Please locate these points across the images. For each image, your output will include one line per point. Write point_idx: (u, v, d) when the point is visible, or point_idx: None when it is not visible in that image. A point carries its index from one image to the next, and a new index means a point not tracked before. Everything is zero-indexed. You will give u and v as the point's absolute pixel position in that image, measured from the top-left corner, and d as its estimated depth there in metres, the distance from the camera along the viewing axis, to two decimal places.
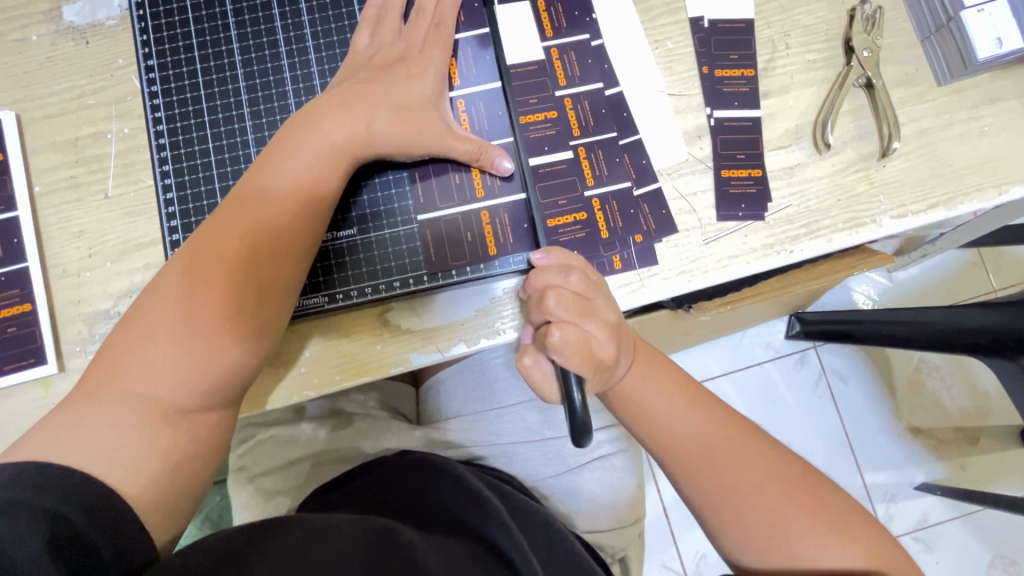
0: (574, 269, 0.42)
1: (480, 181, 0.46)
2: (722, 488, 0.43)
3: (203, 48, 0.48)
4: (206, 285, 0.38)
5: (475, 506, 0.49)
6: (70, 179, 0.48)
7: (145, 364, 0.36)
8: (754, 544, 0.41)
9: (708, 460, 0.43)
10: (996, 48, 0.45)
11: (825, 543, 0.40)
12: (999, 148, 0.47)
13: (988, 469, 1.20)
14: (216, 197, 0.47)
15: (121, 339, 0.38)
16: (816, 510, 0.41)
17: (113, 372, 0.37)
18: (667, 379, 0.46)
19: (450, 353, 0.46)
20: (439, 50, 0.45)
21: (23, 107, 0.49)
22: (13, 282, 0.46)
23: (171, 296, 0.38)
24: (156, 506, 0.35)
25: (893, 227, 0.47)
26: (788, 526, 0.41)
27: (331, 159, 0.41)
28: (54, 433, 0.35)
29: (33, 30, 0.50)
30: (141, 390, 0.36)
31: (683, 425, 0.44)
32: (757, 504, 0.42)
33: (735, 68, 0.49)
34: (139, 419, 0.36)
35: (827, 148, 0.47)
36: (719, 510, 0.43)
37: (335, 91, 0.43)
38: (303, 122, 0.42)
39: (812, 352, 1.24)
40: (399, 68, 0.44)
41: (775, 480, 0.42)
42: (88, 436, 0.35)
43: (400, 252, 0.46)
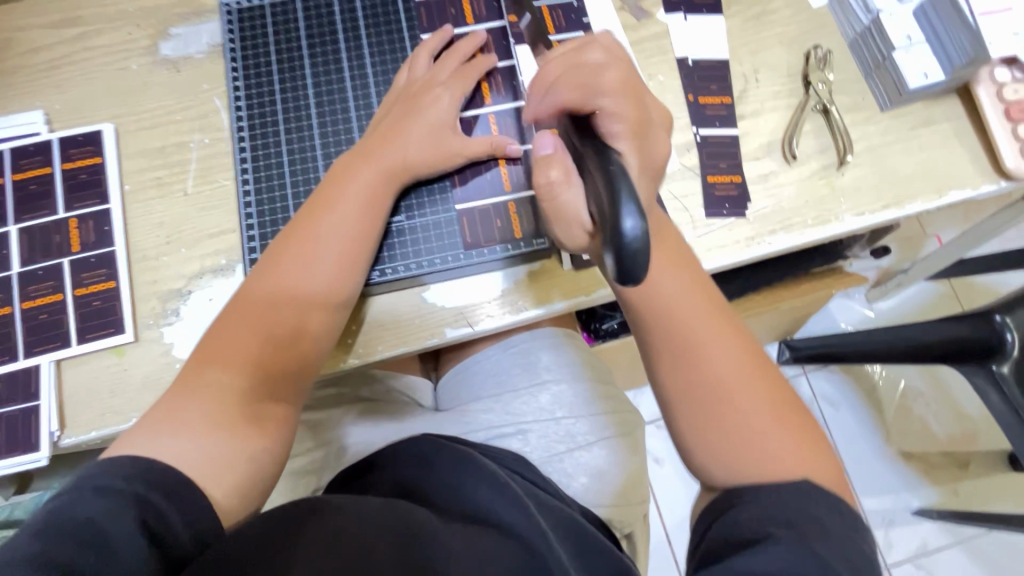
0: (596, 43, 0.47)
1: (508, 179, 0.55)
2: (700, 371, 0.43)
3: (281, 74, 0.58)
4: (281, 298, 0.47)
5: (503, 499, 0.50)
6: (155, 179, 0.56)
7: (229, 362, 0.44)
8: (715, 436, 0.42)
9: (693, 340, 0.44)
10: (923, 79, 0.56)
11: (785, 449, 0.41)
12: (936, 160, 0.57)
13: (982, 493, 1.23)
14: (287, 192, 0.55)
15: (209, 352, 0.45)
16: (785, 419, 0.43)
17: (202, 372, 0.44)
18: (672, 257, 0.47)
19: (478, 326, 0.53)
20: (460, 84, 0.55)
21: (120, 121, 0.58)
22: (101, 263, 0.53)
23: (255, 308, 0.46)
24: (236, 491, 0.41)
25: (853, 223, 0.56)
26: (751, 425, 0.42)
27: (380, 187, 0.51)
28: (154, 432, 0.41)
29: (134, 61, 0.60)
30: (226, 386, 0.43)
31: (678, 302, 0.45)
32: (731, 399, 0.43)
33: (715, 97, 0.59)
34: (221, 406, 0.42)
35: (794, 159, 0.57)
36: (689, 392, 0.43)
37: (379, 131, 0.53)
38: (356, 161, 0.51)
39: (802, 379, 1.30)
40: (424, 101, 0.53)
41: (754, 389, 0.43)
42: (184, 429, 0.41)
43: (441, 235, 0.54)
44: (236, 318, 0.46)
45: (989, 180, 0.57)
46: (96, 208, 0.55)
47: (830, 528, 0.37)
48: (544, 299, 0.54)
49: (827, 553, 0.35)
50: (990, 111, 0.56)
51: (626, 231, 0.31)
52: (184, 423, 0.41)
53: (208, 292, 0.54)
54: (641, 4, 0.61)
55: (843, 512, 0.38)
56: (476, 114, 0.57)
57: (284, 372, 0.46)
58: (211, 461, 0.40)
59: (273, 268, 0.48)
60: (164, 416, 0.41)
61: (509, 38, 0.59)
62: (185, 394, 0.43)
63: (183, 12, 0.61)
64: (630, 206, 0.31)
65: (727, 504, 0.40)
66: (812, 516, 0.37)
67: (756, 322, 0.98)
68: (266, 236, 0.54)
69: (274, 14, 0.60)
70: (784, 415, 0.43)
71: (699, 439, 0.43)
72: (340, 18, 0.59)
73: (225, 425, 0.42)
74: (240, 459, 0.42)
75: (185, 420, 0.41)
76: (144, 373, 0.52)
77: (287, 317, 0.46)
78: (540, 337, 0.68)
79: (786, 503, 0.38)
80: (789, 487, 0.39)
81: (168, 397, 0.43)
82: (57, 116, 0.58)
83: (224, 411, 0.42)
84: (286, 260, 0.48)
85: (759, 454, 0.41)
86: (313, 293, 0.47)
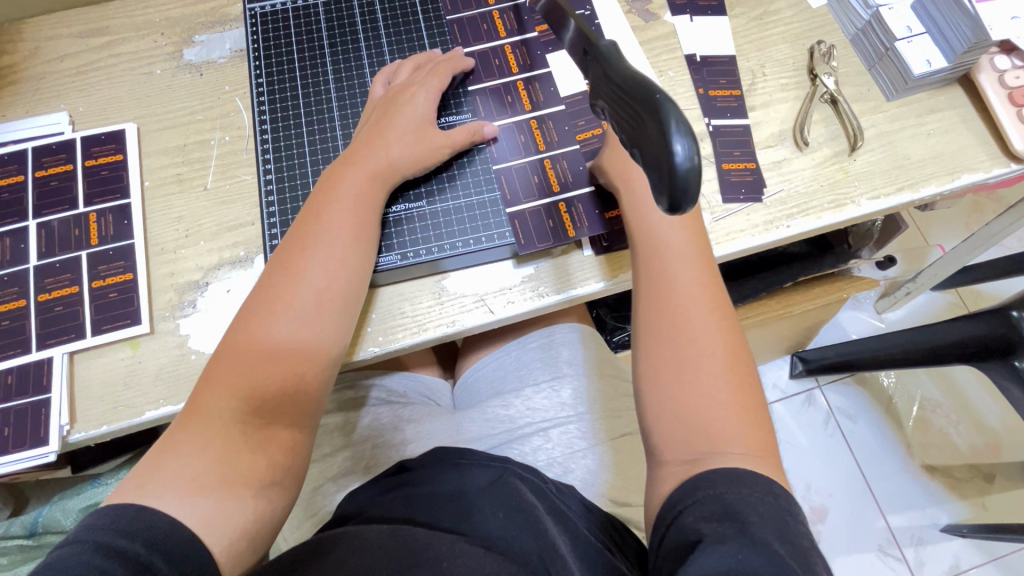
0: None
1: (555, 180, 0.56)
2: (675, 333, 0.47)
3: (303, 71, 0.59)
4: (268, 312, 0.46)
5: (510, 518, 0.50)
6: (176, 176, 0.57)
7: (220, 386, 0.44)
8: (675, 409, 0.46)
9: (679, 308, 0.48)
10: (927, 66, 0.57)
11: (736, 440, 0.44)
12: (946, 145, 0.58)
13: (1011, 507, 1.18)
14: (308, 180, 0.55)
15: (201, 380, 0.45)
16: (744, 406, 0.46)
17: (196, 405, 0.44)
18: (703, 273, 0.50)
19: (499, 314, 0.53)
20: (435, 82, 0.55)
21: (142, 122, 0.59)
22: (119, 256, 0.53)
23: (247, 326, 0.46)
24: (253, 503, 0.43)
25: (869, 207, 0.56)
26: (704, 393, 0.45)
27: (370, 194, 0.50)
28: (155, 465, 0.42)
29: (158, 66, 0.61)
30: (220, 416, 0.43)
31: (691, 311, 0.48)
32: (703, 377, 0.46)
33: (725, 90, 0.61)
34: (222, 441, 0.43)
35: (806, 146, 0.58)
36: (665, 374, 0.47)
37: (362, 135, 0.53)
38: (343, 165, 0.51)
39: (817, 392, 1.27)
40: (402, 104, 0.53)
41: (726, 382, 0.46)
42: (187, 466, 0.41)
43: (462, 220, 0.54)
44: (224, 350, 0.45)
45: (999, 163, 0.58)
46: (116, 203, 0.55)
47: (764, 515, 0.38)
48: (560, 286, 0.54)
49: (772, 541, 0.36)
50: (993, 95, 0.58)
51: (676, 144, 0.29)
52: (188, 452, 0.42)
53: (226, 283, 0.53)
54: (648, 7, 0.63)
55: (775, 495, 0.40)
56: (517, 121, 0.57)
57: (280, 400, 0.45)
58: (219, 507, 0.41)
59: (258, 285, 0.47)
60: (168, 460, 0.42)
61: (540, 49, 0.60)
62: (187, 435, 0.43)
63: (207, 21, 0.63)
64: (674, 118, 0.30)
65: (680, 505, 0.41)
66: (748, 505, 0.39)
67: (769, 329, 0.97)
68: (288, 222, 0.54)
69: (296, 15, 0.61)
70: (754, 434, 0.45)
71: (664, 416, 0.46)
72: (360, 19, 0.61)
73: (232, 463, 0.42)
74: (247, 493, 0.42)
75: (190, 461, 0.42)
76: (160, 365, 0.51)
77: (277, 328, 0.45)
78: (559, 332, 0.67)
79: (723, 497, 0.40)
80: (726, 473, 0.41)
81: (166, 433, 0.43)
82: (81, 118, 0.59)
83: (226, 442, 0.43)
84: (273, 275, 0.47)
85: (704, 421, 0.45)
86: (299, 304, 0.46)
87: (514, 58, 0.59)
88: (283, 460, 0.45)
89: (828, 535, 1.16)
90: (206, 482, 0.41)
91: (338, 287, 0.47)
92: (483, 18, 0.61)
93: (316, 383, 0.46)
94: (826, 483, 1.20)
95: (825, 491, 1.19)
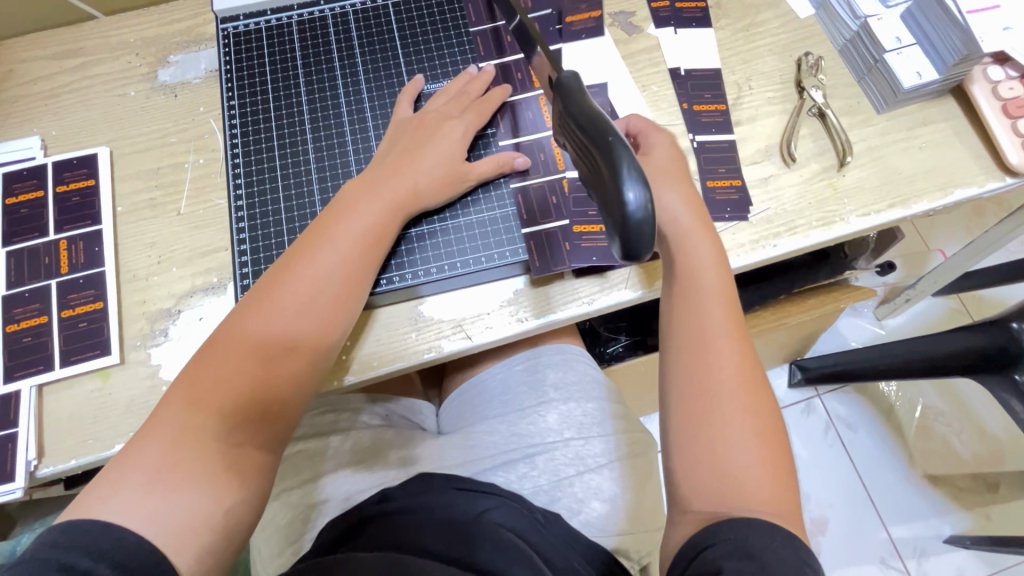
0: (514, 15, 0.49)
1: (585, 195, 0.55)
2: (707, 380, 0.45)
3: (276, 92, 0.58)
4: (268, 338, 0.44)
5: (501, 553, 0.49)
6: (149, 201, 0.56)
7: (215, 403, 0.42)
8: (702, 458, 0.43)
9: (710, 351, 0.46)
10: (917, 78, 0.55)
11: (764, 494, 0.42)
12: (938, 159, 0.56)
13: (1015, 517, 1.16)
14: (279, 204, 0.54)
15: (183, 396, 0.42)
16: (771, 459, 0.43)
17: (181, 425, 0.41)
18: (732, 319, 0.47)
19: (477, 339, 0.52)
20: (473, 117, 0.55)
21: (115, 145, 0.58)
22: (90, 284, 0.52)
23: (243, 354, 0.44)
24: (220, 526, 0.41)
25: (858, 224, 0.55)
26: (731, 443, 0.43)
27: (387, 222, 0.49)
28: (118, 480, 0.39)
29: (132, 87, 0.60)
30: (197, 435, 0.41)
31: (722, 359, 0.46)
32: (733, 428, 0.44)
33: (709, 104, 0.59)
34: (195, 460, 0.41)
35: (793, 161, 0.57)
36: (693, 420, 0.44)
37: (385, 160, 0.51)
38: (366, 189, 0.49)
39: (816, 401, 1.25)
40: (435, 132, 0.53)
41: (756, 435, 0.44)
42: (153, 484, 0.39)
43: (459, 242, 0.54)
44: (208, 366, 0.43)
45: (993, 177, 0.56)
46: (88, 229, 0.54)
47: (786, 562, 0.37)
48: (541, 310, 0.53)
49: None
50: (987, 107, 0.56)
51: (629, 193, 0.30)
52: (157, 469, 0.40)
53: (198, 311, 0.52)
54: (631, 20, 0.62)
55: (799, 549, 0.38)
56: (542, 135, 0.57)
57: (257, 426, 0.44)
58: (187, 522, 0.39)
59: (260, 299, 0.45)
60: (132, 473, 0.40)
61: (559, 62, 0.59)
62: (158, 451, 0.40)
63: (182, 40, 0.62)
64: (626, 164, 0.30)
65: (703, 544, 0.40)
66: (776, 554, 0.38)
67: (764, 341, 0.96)
68: (258, 248, 0.53)
69: (269, 35, 0.60)
70: (782, 488, 0.43)
71: (688, 464, 0.44)
72: (335, 37, 0.60)
73: (200, 482, 0.40)
74: (219, 512, 0.41)
75: (158, 479, 0.40)
76: (130, 396, 0.49)
77: (282, 352, 0.44)
78: (546, 353, 0.66)
79: (748, 540, 0.38)
80: (755, 521, 0.40)
81: (139, 436, 0.41)
82: (54, 142, 0.58)
83: (210, 460, 0.41)
84: (277, 289, 0.45)
85: (732, 472, 0.42)
86: (304, 335, 0.45)
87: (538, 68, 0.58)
88: (255, 483, 0.43)
89: (828, 547, 1.14)
90: (179, 498, 0.39)
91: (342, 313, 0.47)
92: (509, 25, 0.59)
93: (292, 411, 0.45)
94: (826, 495, 1.18)
95: (825, 502, 1.17)
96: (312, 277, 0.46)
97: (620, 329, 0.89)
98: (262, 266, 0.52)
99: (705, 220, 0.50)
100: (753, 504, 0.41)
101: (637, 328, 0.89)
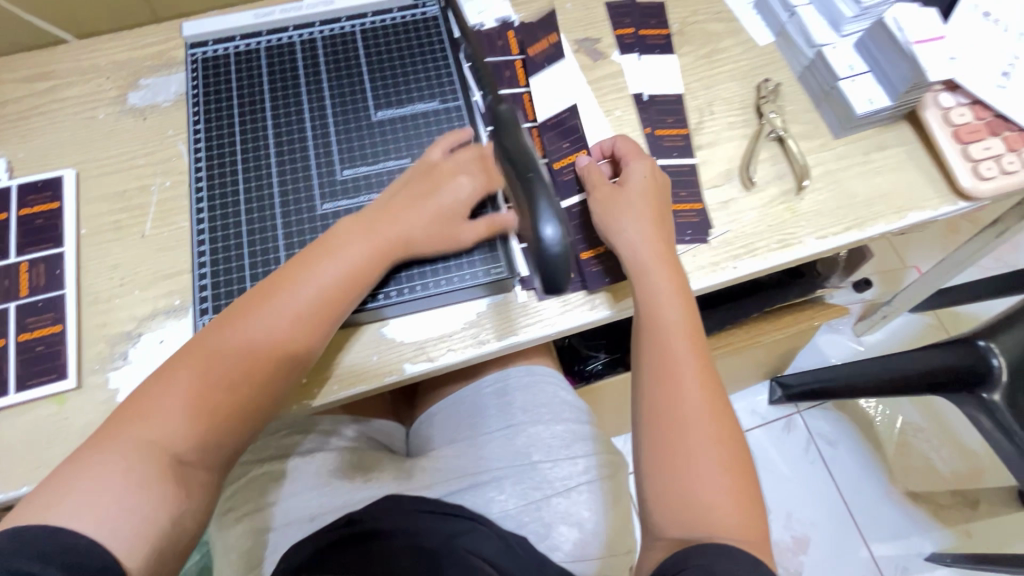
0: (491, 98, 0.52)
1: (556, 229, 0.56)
2: (673, 413, 0.45)
3: (242, 117, 0.58)
4: (241, 366, 0.44)
5: None
6: (113, 223, 0.56)
7: (175, 420, 0.42)
8: (670, 485, 0.44)
9: (678, 378, 0.46)
10: (870, 105, 0.57)
11: (730, 520, 0.42)
12: (893, 183, 0.58)
13: (995, 534, 1.16)
14: (241, 228, 0.54)
15: (141, 411, 0.42)
16: (737, 489, 0.43)
17: (134, 438, 0.40)
18: (697, 347, 0.48)
19: (439, 361, 0.52)
20: (484, 181, 0.52)
21: (82, 168, 0.58)
22: (49, 307, 0.52)
23: (211, 378, 0.43)
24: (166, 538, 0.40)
25: (816, 246, 0.56)
26: (699, 474, 0.43)
27: (375, 262, 0.49)
28: (62, 488, 0.38)
29: (101, 111, 0.61)
30: (151, 450, 0.40)
31: (688, 386, 0.46)
32: (700, 454, 0.44)
33: (672, 129, 0.60)
34: (143, 472, 0.40)
35: (753, 185, 0.58)
36: (661, 446, 0.45)
37: (384, 199, 0.51)
38: (360, 227, 0.49)
39: (796, 418, 1.25)
40: (444, 187, 0.51)
41: (722, 462, 0.44)
42: (96, 493, 0.38)
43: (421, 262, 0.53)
44: (173, 387, 0.43)
45: (947, 201, 0.57)
46: (49, 252, 0.54)
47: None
48: (503, 331, 0.53)
49: None
50: (939, 132, 0.57)
51: (545, 232, 0.41)
52: (104, 476, 0.39)
53: (160, 334, 0.52)
54: (597, 47, 0.64)
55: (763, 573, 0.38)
56: None
57: (212, 447, 0.43)
58: (135, 531, 0.38)
59: (235, 325, 0.45)
60: (79, 482, 0.38)
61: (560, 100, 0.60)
62: (106, 460, 0.39)
63: (153, 64, 0.63)
64: (544, 210, 0.41)
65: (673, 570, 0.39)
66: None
67: (740, 360, 0.96)
68: (218, 271, 0.53)
69: (237, 60, 0.61)
70: (750, 514, 0.43)
71: (657, 490, 0.44)
72: (302, 63, 0.61)
73: (147, 494, 0.39)
74: (165, 524, 0.40)
75: (104, 487, 0.38)
76: (86, 421, 0.49)
77: (248, 381, 0.44)
78: (513, 375, 0.66)
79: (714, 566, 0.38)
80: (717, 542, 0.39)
81: (95, 446, 0.40)
82: (20, 164, 0.58)
83: (160, 472, 0.40)
84: (258, 317, 0.45)
85: (699, 499, 0.43)
86: (274, 365, 0.45)
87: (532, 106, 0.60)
88: (203, 500, 0.43)
89: (811, 566, 1.14)
90: (135, 508, 0.39)
91: (311, 349, 0.47)
92: (506, 65, 0.62)
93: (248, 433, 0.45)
94: (808, 512, 1.18)
95: (807, 520, 1.17)
96: (292, 311, 0.46)
97: (600, 346, 0.89)
98: (221, 290, 0.52)
99: (670, 254, 0.51)
100: (721, 530, 0.42)
101: (615, 345, 0.89)
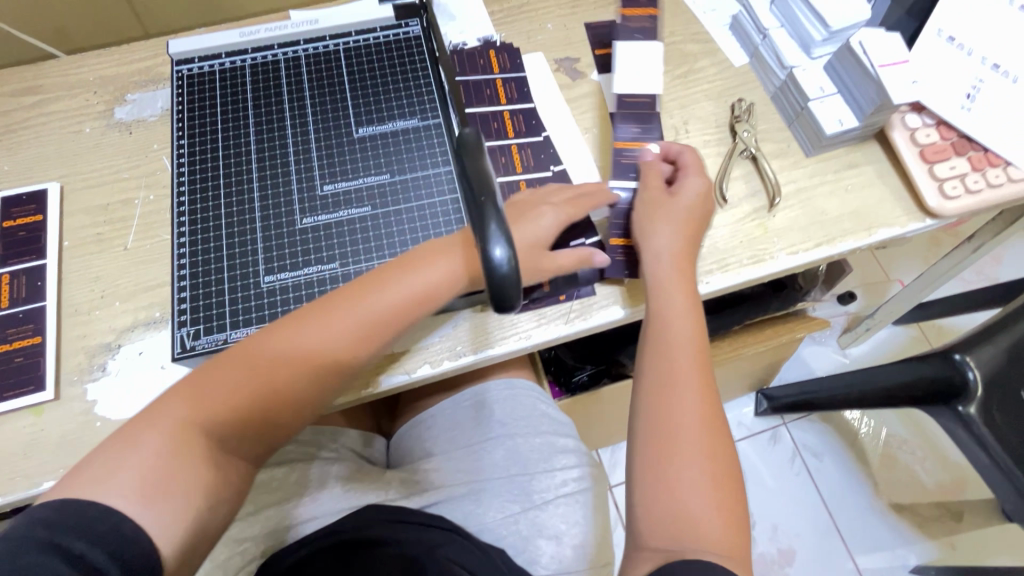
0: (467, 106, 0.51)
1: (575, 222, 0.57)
2: (671, 422, 0.46)
3: (225, 132, 0.59)
4: (293, 373, 0.42)
5: None
6: (96, 236, 0.56)
7: (219, 410, 0.40)
8: (658, 493, 0.44)
9: (678, 387, 0.47)
10: (839, 125, 0.58)
11: (713, 534, 0.42)
12: (862, 201, 0.59)
13: (978, 547, 1.16)
14: (221, 241, 0.55)
15: (197, 395, 0.40)
16: (724, 504, 0.43)
17: (187, 421, 0.39)
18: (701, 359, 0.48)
19: (415, 374, 0.53)
20: (569, 210, 0.52)
21: (67, 181, 0.59)
22: (30, 318, 0.53)
23: (266, 377, 0.42)
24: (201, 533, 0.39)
25: (787, 261, 0.57)
26: (686, 484, 0.44)
27: (445, 288, 0.46)
28: (109, 463, 0.37)
29: (88, 125, 0.62)
30: (200, 437, 0.39)
31: (687, 397, 0.47)
32: (690, 465, 0.44)
33: (652, 138, 0.60)
34: (192, 456, 0.39)
35: (726, 202, 0.59)
36: (654, 453, 0.45)
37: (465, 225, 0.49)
38: (437, 250, 0.46)
39: (782, 430, 1.26)
40: (529, 214, 0.50)
41: (712, 475, 0.44)
42: (143, 474, 0.37)
43: None
44: (234, 379, 0.41)
45: (915, 218, 0.59)
46: (31, 264, 0.55)
47: None
48: (478, 345, 0.54)
49: None
50: (906, 152, 0.59)
51: (495, 250, 0.36)
52: (149, 457, 0.38)
53: (139, 346, 0.53)
54: (576, 66, 0.65)
55: None
56: (507, 180, 0.59)
57: (244, 439, 0.42)
58: (178, 517, 0.37)
59: (290, 328, 0.44)
60: (124, 459, 0.37)
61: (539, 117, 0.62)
62: (156, 441, 0.38)
63: (140, 80, 0.64)
64: (494, 226, 0.37)
65: None
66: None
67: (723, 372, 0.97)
68: (197, 283, 0.53)
69: (222, 77, 0.62)
70: (732, 530, 0.43)
71: (646, 497, 0.44)
72: (286, 80, 0.62)
73: (187, 480, 0.38)
74: (208, 511, 0.39)
75: (156, 467, 0.38)
76: (62, 432, 0.49)
77: (293, 389, 0.42)
78: (492, 388, 0.66)
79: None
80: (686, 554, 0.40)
81: (150, 420, 0.39)
82: (6, 177, 0.59)
83: (207, 461, 0.39)
84: (317, 325, 0.43)
85: (684, 510, 0.43)
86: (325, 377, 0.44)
87: (511, 123, 0.61)
88: (237, 492, 0.42)
89: None
90: (184, 492, 0.38)
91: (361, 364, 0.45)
92: (487, 83, 0.63)
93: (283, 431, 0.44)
94: (793, 524, 1.18)
95: (792, 532, 1.17)
96: (355, 324, 0.44)
97: (586, 359, 0.87)
98: (199, 302, 0.52)
99: (688, 266, 0.52)
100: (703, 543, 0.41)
101: (599, 358, 0.87)
